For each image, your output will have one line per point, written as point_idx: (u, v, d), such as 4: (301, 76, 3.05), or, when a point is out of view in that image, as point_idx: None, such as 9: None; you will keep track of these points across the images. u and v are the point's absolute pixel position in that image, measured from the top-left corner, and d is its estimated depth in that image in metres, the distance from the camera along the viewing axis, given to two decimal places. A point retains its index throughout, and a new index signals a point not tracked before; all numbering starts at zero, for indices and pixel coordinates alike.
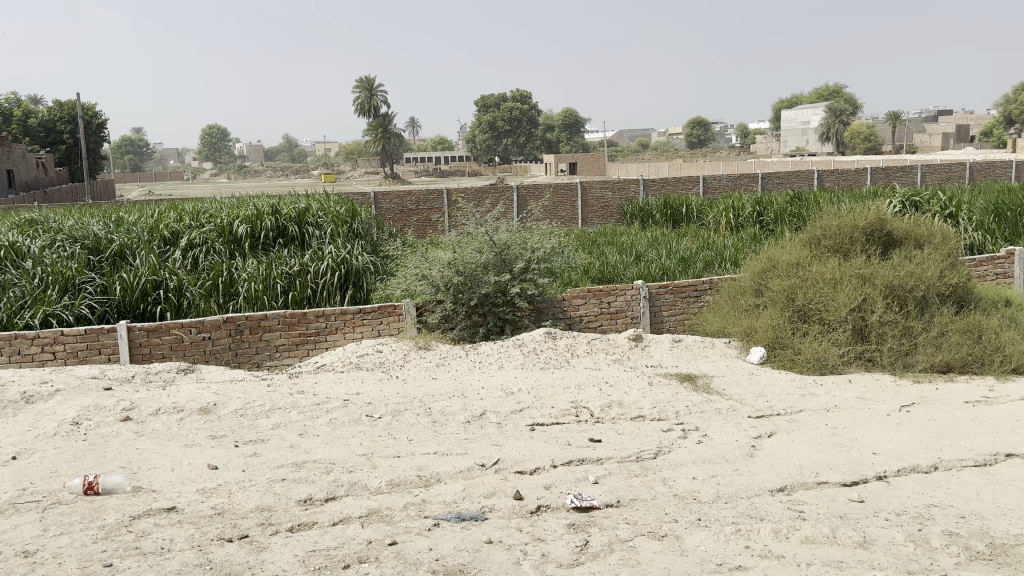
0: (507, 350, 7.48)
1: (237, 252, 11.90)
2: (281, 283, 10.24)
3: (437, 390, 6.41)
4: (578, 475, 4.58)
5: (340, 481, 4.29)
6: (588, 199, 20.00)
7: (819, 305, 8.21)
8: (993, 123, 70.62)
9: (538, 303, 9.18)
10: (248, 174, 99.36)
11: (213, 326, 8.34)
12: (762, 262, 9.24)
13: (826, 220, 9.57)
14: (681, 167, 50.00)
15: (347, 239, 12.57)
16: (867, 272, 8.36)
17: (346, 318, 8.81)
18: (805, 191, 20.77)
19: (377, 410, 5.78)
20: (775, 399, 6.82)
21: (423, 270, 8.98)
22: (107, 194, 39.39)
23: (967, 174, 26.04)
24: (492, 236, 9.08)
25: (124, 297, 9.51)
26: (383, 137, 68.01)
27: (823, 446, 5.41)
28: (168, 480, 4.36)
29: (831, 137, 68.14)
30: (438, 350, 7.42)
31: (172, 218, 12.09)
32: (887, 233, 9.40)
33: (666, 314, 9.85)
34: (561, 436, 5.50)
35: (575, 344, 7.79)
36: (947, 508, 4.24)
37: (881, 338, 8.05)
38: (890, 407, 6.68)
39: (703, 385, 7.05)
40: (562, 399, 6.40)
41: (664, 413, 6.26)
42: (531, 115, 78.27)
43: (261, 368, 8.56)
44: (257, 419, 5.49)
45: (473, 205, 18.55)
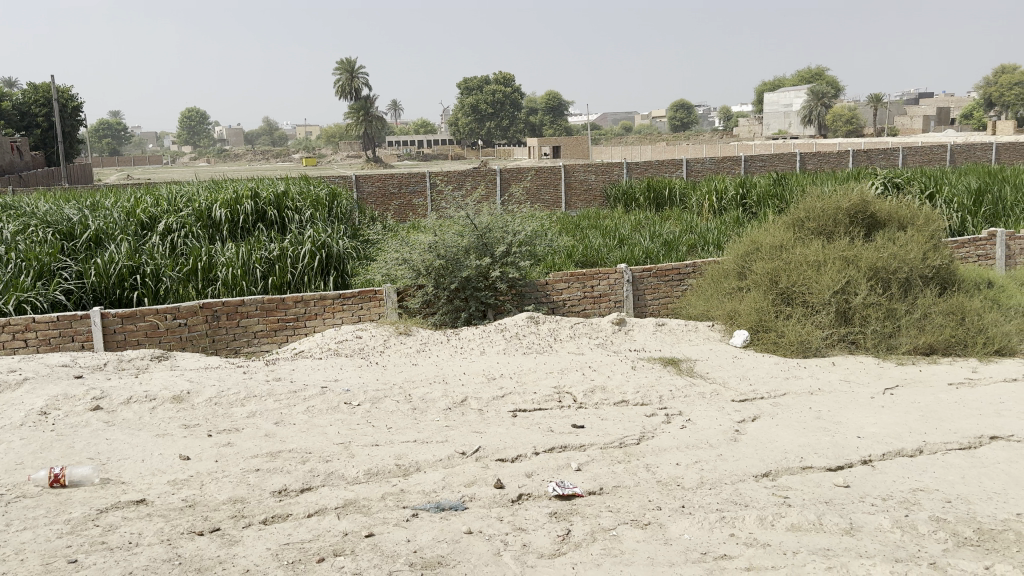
0: (489, 334, 7.38)
1: (215, 237, 11.72)
2: (260, 268, 10.07)
3: (418, 376, 6.31)
4: (560, 462, 4.49)
5: (316, 471, 4.19)
6: (572, 182, 19.87)
7: (802, 288, 8.17)
8: (973, 106, 70.99)
9: (520, 287, 9.09)
10: (229, 158, 98.35)
11: (189, 312, 8.18)
12: (745, 245, 9.18)
13: (809, 202, 9.52)
14: (664, 150, 49.88)
15: (327, 223, 12.43)
16: (850, 254, 8.33)
17: (326, 303, 8.67)
18: (788, 174, 20.74)
19: (356, 397, 5.67)
20: (759, 382, 6.78)
21: (403, 255, 8.85)
22: (84, 178, 38.77)
23: (947, 156, 26.10)
24: (474, 220, 8.98)
25: (99, 283, 9.31)
26: (365, 120, 67.36)
27: (807, 429, 5.36)
28: (139, 471, 4.24)
29: (813, 120, 68.30)
30: (419, 334, 7.30)
31: (148, 203, 11.87)
32: (871, 215, 9.37)
33: (649, 298, 9.79)
34: (543, 422, 5.41)
35: (557, 328, 7.70)
36: (933, 492, 4.20)
37: (865, 320, 8.02)
38: (873, 389, 6.65)
39: (687, 369, 6.99)
40: (544, 384, 6.32)
41: (648, 397, 6.20)
42: (514, 98, 77.85)
43: (239, 355, 8.42)
44: (232, 407, 5.36)
45: (456, 188, 18.39)
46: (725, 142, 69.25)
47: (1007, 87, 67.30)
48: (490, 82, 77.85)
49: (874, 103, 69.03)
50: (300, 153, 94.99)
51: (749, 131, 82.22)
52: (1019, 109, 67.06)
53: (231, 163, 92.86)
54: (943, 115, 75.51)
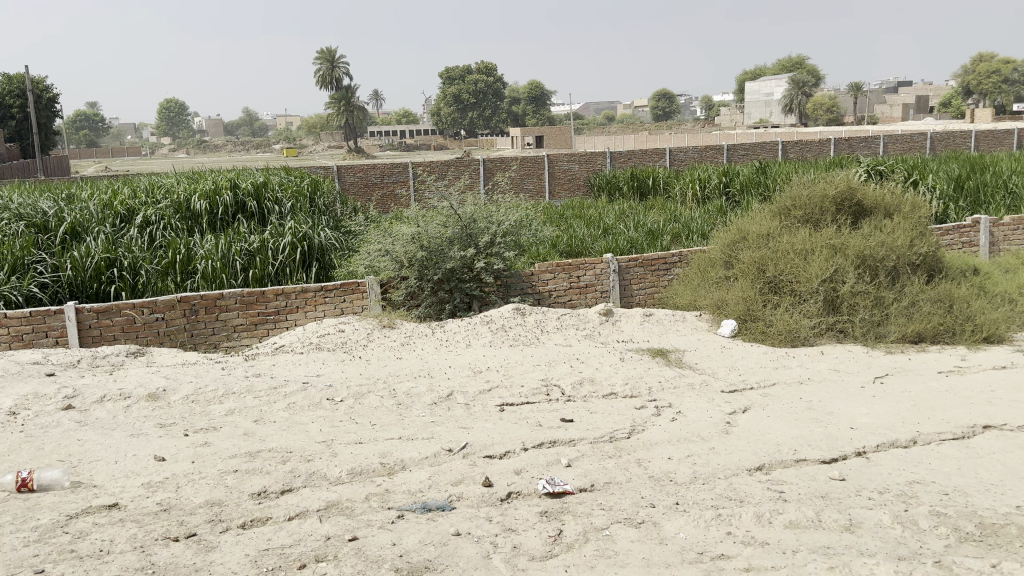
0: (474, 326, 7.24)
1: (195, 229, 11.49)
2: (240, 260, 9.87)
3: (402, 370, 6.17)
4: (550, 458, 4.37)
5: (297, 471, 4.04)
6: (555, 171, 19.72)
7: (790, 276, 8.10)
8: (952, 94, 71.44)
9: (505, 278, 8.95)
10: (208, 149, 97.23)
11: (166, 306, 7.98)
12: (732, 233, 9.09)
13: (795, 190, 9.44)
14: (647, 140, 49.82)
15: (309, 215, 12.22)
16: (837, 242, 8.26)
17: (307, 296, 8.50)
18: (770, 162, 20.71)
19: (339, 393, 5.52)
20: (748, 372, 6.69)
21: (386, 246, 8.69)
22: (60, 171, 38.18)
23: (927, 144, 26.16)
24: (457, 210, 8.82)
25: (75, 276, 9.05)
26: (346, 110, 66.79)
27: (799, 421, 5.27)
28: (111, 474, 4.07)
29: (794, 108, 68.50)
30: (403, 327, 7.15)
31: (126, 194, 11.62)
32: (857, 203, 9.30)
33: (636, 288, 9.69)
34: (531, 416, 5.29)
35: (544, 319, 7.57)
36: (930, 484, 4.12)
37: (853, 309, 7.95)
38: (863, 378, 6.59)
39: (676, 360, 6.88)
40: (532, 377, 6.19)
41: (637, 389, 6.10)
42: (496, 88, 77.51)
43: (218, 350, 8.23)
44: (210, 405, 5.20)
45: (438, 178, 18.21)
46: (707, 131, 69.31)
47: (985, 75, 67.81)
48: (472, 71, 77.42)
49: (854, 92, 69.27)
50: (281, 143, 94.14)
51: (730, 120, 82.34)
52: (997, 96, 67.54)
53: (211, 154, 91.89)
54: (922, 103, 75.95)
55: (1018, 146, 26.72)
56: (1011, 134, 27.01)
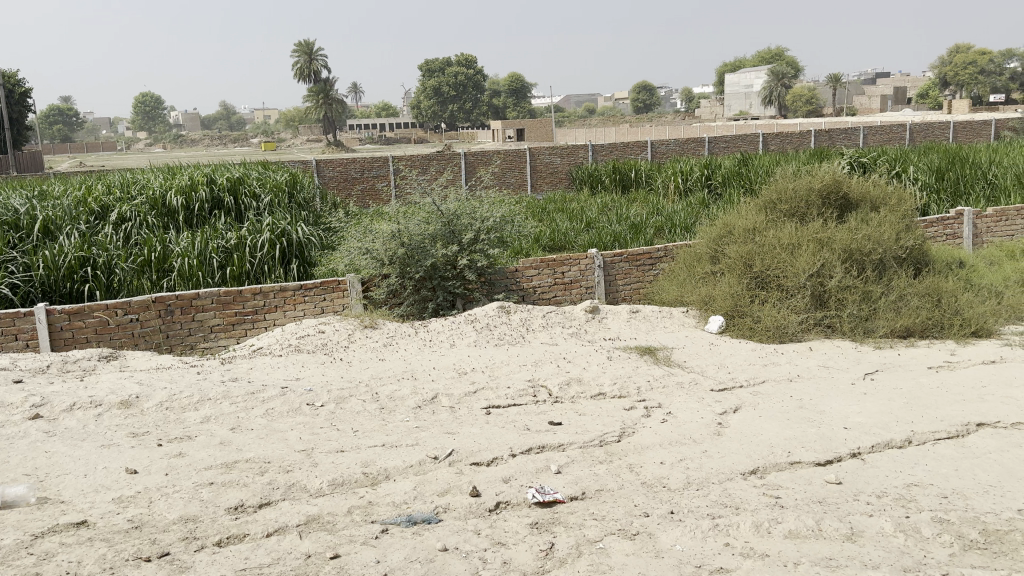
0: (458, 326, 7.08)
1: (171, 226, 11.24)
2: (217, 258, 9.63)
3: (385, 372, 6.00)
4: (539, 465, 4.23)
5: (276, 483, 3.88)
6: (537, 165, 19.56)
7: (777, 271, 8.00)
8: (929, 85, 71.97)
9: (489, 275, 8.80)
10: (185, 143, 96.14)
11: (141, 306, 7.75)
12: (718, 228, 8.99)
13: (781, 183, 9.34)
14: (627, 133, 49.79)
15: (288, 211, 11.99)
16: (824, 236, 8.17)
17: (286, 295, 8.30)
18: (752, 154, 20.66)
19: (319, 398, 5.35)
20: (738, 370, 6.58)
21: (366, 243, 8.50)
22: (34, 167, 37.53)
23: (906, 135, 26.22)
24: (440, 206, 8.64)
25: (47, 275, 8.76)
26: (325, 103, 66.18)
27: (792, 421, 5.17)
28: (80, 488, 3.89)
29: (774, 100, 68.72)
30: (385, 327, 6.98)
31: (100, 191, 11.36)
32: (843, 195, 9.22)
33: (621, 284, 9.57)
34: (519, 419, 5.15)
35: (529, 318, 7.43)
36: (928, 487, 4.03)
37: (841, 303, 7.87)
38: (854, 375, 6.51)
39: (664, 358, 6.76)
40: (518, 378, 6.05)
41: (625, 389, 5.98)
42: (477, 81, 77.14)
43: (194, 351, 8.02)
44: (185, 412, 5.01)
45: (419, 172, 18.00)
46: (687, 123, 69.38)
47: (961, 66, 68.36)
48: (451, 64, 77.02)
49: (833, 83, 69.58)
50: (259, 137, 93.26)
51: (710, 111, 82.49)
52: (973, 87, 68.12)
53: (188, 149, 90.84)
54: (900, 94, 76.48)
55: (995, 137, 26.81)
56: (988, 125, 27.13)
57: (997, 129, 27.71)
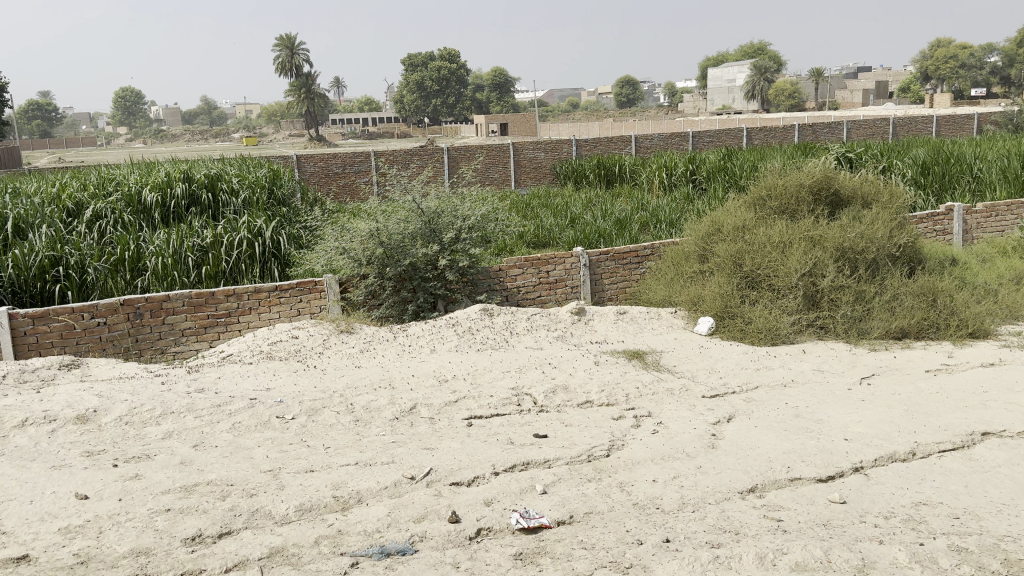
0: (439, 330, 6.79)
1: (147, 224, 10.87)
2: (192, 257, 9.27)
3: (361, 381, 5.70)
4: (523, 484, 3.95)
5: (237, 510, 3.59)
6: (521, 160, 19.28)
7: (768, 271, 7.77)
8: (910, 80, 72.29)
9: (471, 275, 8.51)
10: (166, 138, 95.14)
11: (108, 309, 7.40)
12: (706, 225, 8.75)
13: (770, 180, 9.11)
14: (611, 128, 49.59)
15: (266, 208, 11.65)
16: (816, 234, 7.94)
17: (261, 297, 7.98)
18: (736, 148, 20.46)
19: (290, 410, 5.05)
20: (730, 374, 6.33)
21: (344, 243, 8.16)
22: (10, 163, 36.83)
23: (889, 129, 26.13)
24: (420, 204, 8.32)
25: (17, 275, 8.30)
26: (307, 98, 65.53)
27: (789, 432, 4.93)
28: (24, 516, 3.56)
29: (757, 95, 68.72)
30: (362, 332, 6.68)
31: (72, 188, 10.97)
32: (834, 192, 9.00)
33: (607, 283, 9.32)
34: (502, 432, 4.87)
35: (513, 320, 7.16)
36: (938, 506, 3.81)
37: (834, 304, 7.66)
38: (850, 380, 6.30)
39: (653, 362, 6.49)
40: (501, 386, 5.77)
41: (614, 397, 5.71)
42: (461, 75, 76.70)
43: (165, 355, 7.68)
44: (146, 427, 4.70)
45: (401, 168, 17.67)
46: (671, 117, 69.30)
47: (942, 60, 68.69)
48: (435, 59, 76.54)
49: (816, 78, 69.70)
50: (242, 132, 92.33)
51: (693, 106, 82.41)
52: (954, 82, 68.45)
53: (168, 143, 89.76)
54: (881, 89, 76.78)
55: (977, 131, 26.78)
56: (970, 120, 27.10)
57: (979, 124, 27.70)
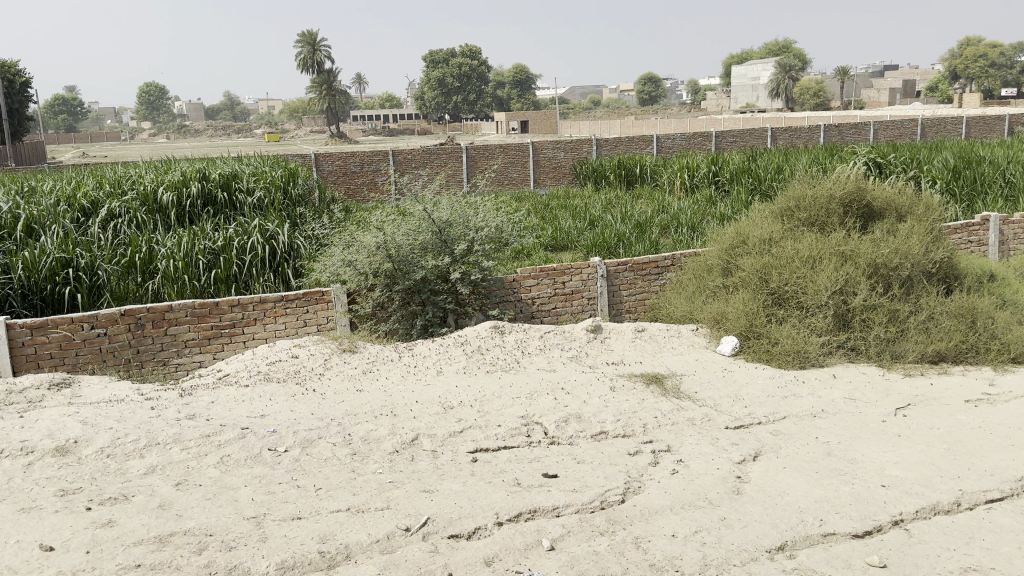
0: (447, 349, 6.45)
1: (162, 223, 10.65)
2: (203, 260, 8.92)
3: (362, 407, 5.39)
4: (528, 539, 3.64)
5: (214, 568, 3.30)
6: (539, 159, 18.89)
7: (797, 288, 7.35)
8: (938, 79, 71.02)
9: (483, 287, 8.16)
10: (188, 133, 95.59)
11: (109, 320, 7.14)
12: (730, 237, 8.36)
13: (799, 189, 8.68)
14: (632, 125, 49.01)
15: (281, 209, 11.34)
16: (847, 249, 7.53)
17: (266, 307, 7.66)
18: (760, 149, 19.93)
19: (283, 441, 4.74)
20: (755, 403, 5.95)
21: (351, 254, 7.82)
22: (35, 158, 36.93)
23: (917, 130, 25.40)
24: (431, 213, 7.96)
25: (27, 277, 7.98)
26: (328, 94, 65.38)
27: (820, 475, 4.57)
28: None
29: (781, 94, 67.79)
30: (366, 351, 6.36)
31: (89, 187, 10.80)
32: (866, 204, 8.56)
33: (625, 294, 8.95)
34: (508, 470, 4.53)
35: (526, 339, 6.81)
36: (989, 573, 3.58)
37: (865, 324, 7.25)
38: (884, 412, 5.92)
39: (673, 386, 6.12)
40: (510, 413, 5.42)
41: (630, 427, 5.35)
42: (482, 71, 76.28)
43: (167, 367, 7.40)
44: (128, 462, 4.40)
45: (418, 166, 17.34)
46: (694, 115, 68.52)
47: (972, 59, 67.39)
48: (456, 55, 76.19)
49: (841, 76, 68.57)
50: (263, 128, 92.51)
51: (716, 104, 81.44)
52: (983, 81, 67.08)
53: (190, 139, 90.09)
54: (909, 88, 75.50)
55: (1009, 132, 25.97)
56: (1001, 121, 26.30)
57: (1010, 125, 26.92)
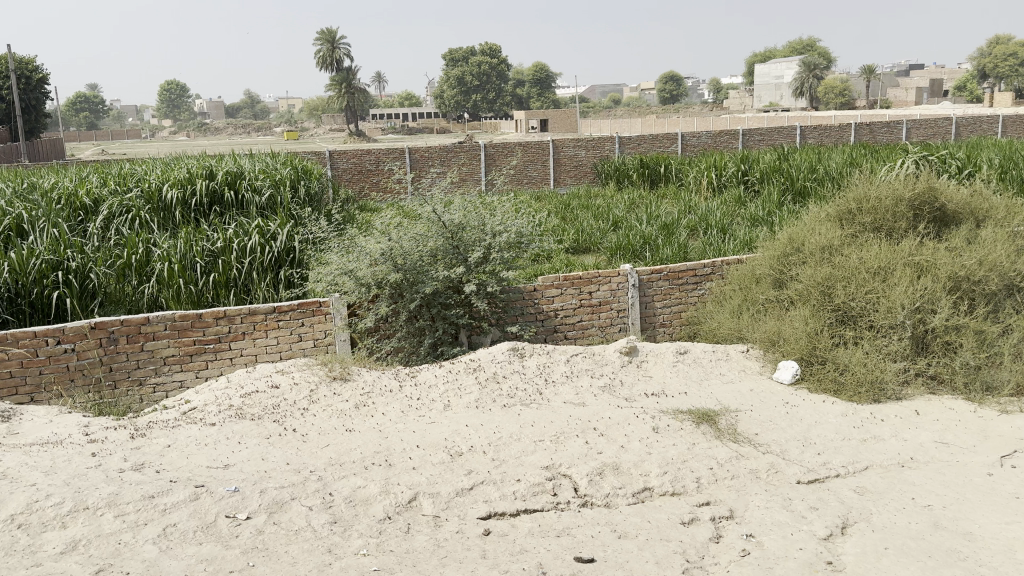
0: (457, 377, 5.44)
1: (164, 224, 9.71)
2: (201, 263, 7.83)
3: (350, 453, 4.40)
4: None
5: None
6: (560, 157, 17.86)
7: (866, 305, 6.32)
8: (967, 78, 69.11)
9: (501, 300, 7.11)
10: (207, 131, 95.37)
11: (77, 334, 6.16)
12: (783, 244, 7.32)
13: (861, 189, 7.59)
14: (652, 124, 47.82)
15: (290, 208, 10.30)
16: (921, 260, 6.50)
17: (255, 320, 6.64)
18: (791, 148, 18.76)
19: (247, 506, 3.77)
20: (829, 450, 4.92)
21: (351, 261, 6.76)
22: (54, 154, 36.20)
23: (951, 129, 24.05)
24: (442, 215, 6.90)
25: (14, 280, 6.94)
26: (348, 92, 64.55)
27: (935, 564, 3.57)
28: None
29: (804, 92, 66.16)
30: (361, 379, 5.36)
31: (93, 184, 9.94)
32: (939, 208, 7.46)
33: (659, 305, 7.94)
34: (532, 550, 3.54)
35: (550, 364, 5.78)
36: None
37: (948, 348, 6.18)
38: (988, 461, 4.87)
39: (728, 425, 5.08)
40: (531, 463, 4.40)
41: (679, 483, 4.35)
42: (502, 70, 75.31)
43: (144, 388, 6.41)
44: (43, 536, 3.45)
45: (431, 164, 16.38)
46: (715, 114, 67.08)
47: (1002, 58, 65.48)
48: (476, 53, 75.26)
49: (867, 74, 66.75)
50: (282, 126, 92.10)
51: (738, 102, 79.81)
52: (1014, 80, 65.16)
53: (209, 136, 89.79)
54: (937, 87, 73.55)
55: None
56: None
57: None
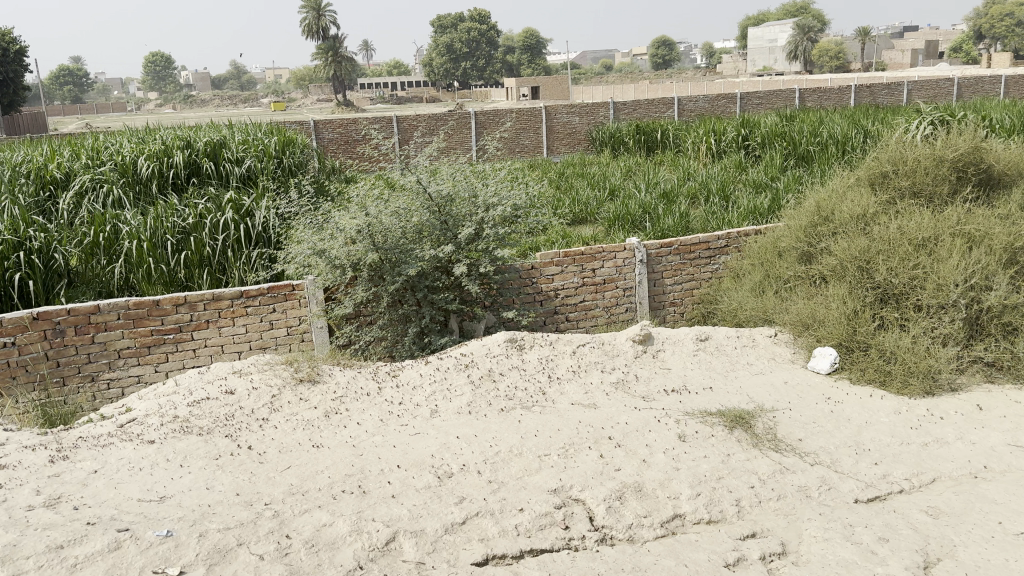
0: (445, 377, 4.64)
1: (141, 198, 8.81)
2: (172, 240, 6.90)
3: (315, 478, 3.61)
4: None
5: None
6: (553, 125, 16.97)
7: (911, 283, 5.53)
8: (963, 40, 67.71)
9: (497, 280, 6.27)
10: (193, 103, 93.52)
11: (17, 325, 5.29)
12: (811, 212, 6.50)
13: (894, 149, 6.75)
14: (646, 89, 46.53)
15: (274, 180, 9.39)
16: (973, 230, 5.72)
17: (221, 307, 5.78)
18: (791, 111, 17.86)
19: (182, 557, 2.98)
20: (887, 460, 4.16)
21: (324, 239, 5.90)
22: (34, 126, 35.00)
23: (953, 90, 23.03)
24: (427, 186, 6.03)
25: None
26: (334, 59, 62.76)
27: None
28: None
29: (799, 56, 64.66)
30: (333, 380, 4.55)
31: (64, 157, 9.04)
32: (982, 170, 6.63)
33: (669, 283, 7.14)
34: None
35: (553, 357, 4.99)
36: None
37: (1006, 331, 5.41)
38: None
39: (766, 429, 4.31)
40: (537, 486, 3.62)
41: (716, 509, 3.59)
42: (491, 36, 73.65)
43: (97, 385, 5.57)
44: None
45: (417, 132, 15.45)
46: (707, 79, 65.67)
47: (999, 19, 64.12)
48: (464, 20, 73.54)
49: (862, 36, 65.27)
50: (269, 97, 90.36)
51: (731, 66, 78.34)
52: (1011, 41, 63.73)
53: (194, 108, 87.86)
54: (932, 49, 72.21)
55: None
56: None
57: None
